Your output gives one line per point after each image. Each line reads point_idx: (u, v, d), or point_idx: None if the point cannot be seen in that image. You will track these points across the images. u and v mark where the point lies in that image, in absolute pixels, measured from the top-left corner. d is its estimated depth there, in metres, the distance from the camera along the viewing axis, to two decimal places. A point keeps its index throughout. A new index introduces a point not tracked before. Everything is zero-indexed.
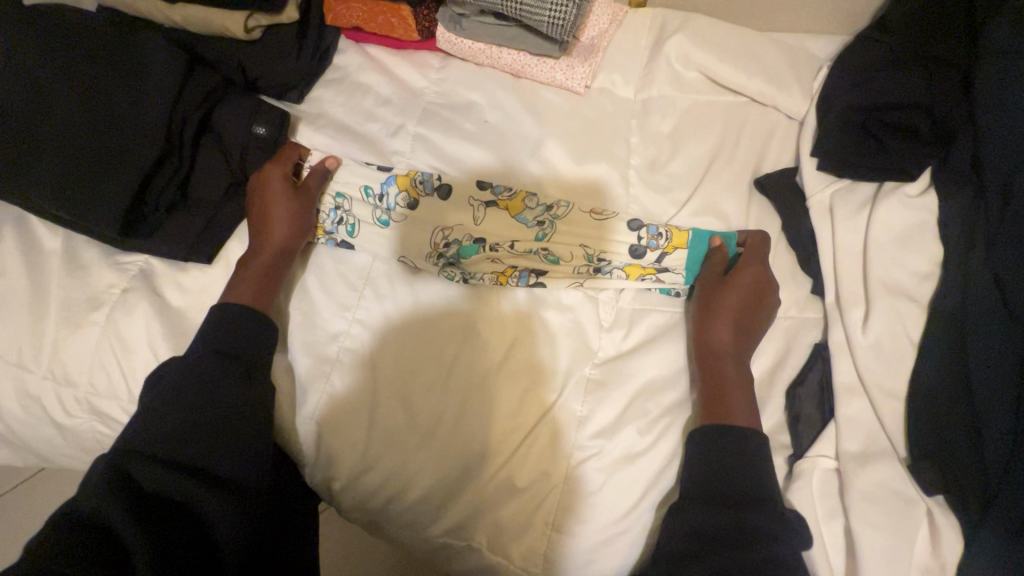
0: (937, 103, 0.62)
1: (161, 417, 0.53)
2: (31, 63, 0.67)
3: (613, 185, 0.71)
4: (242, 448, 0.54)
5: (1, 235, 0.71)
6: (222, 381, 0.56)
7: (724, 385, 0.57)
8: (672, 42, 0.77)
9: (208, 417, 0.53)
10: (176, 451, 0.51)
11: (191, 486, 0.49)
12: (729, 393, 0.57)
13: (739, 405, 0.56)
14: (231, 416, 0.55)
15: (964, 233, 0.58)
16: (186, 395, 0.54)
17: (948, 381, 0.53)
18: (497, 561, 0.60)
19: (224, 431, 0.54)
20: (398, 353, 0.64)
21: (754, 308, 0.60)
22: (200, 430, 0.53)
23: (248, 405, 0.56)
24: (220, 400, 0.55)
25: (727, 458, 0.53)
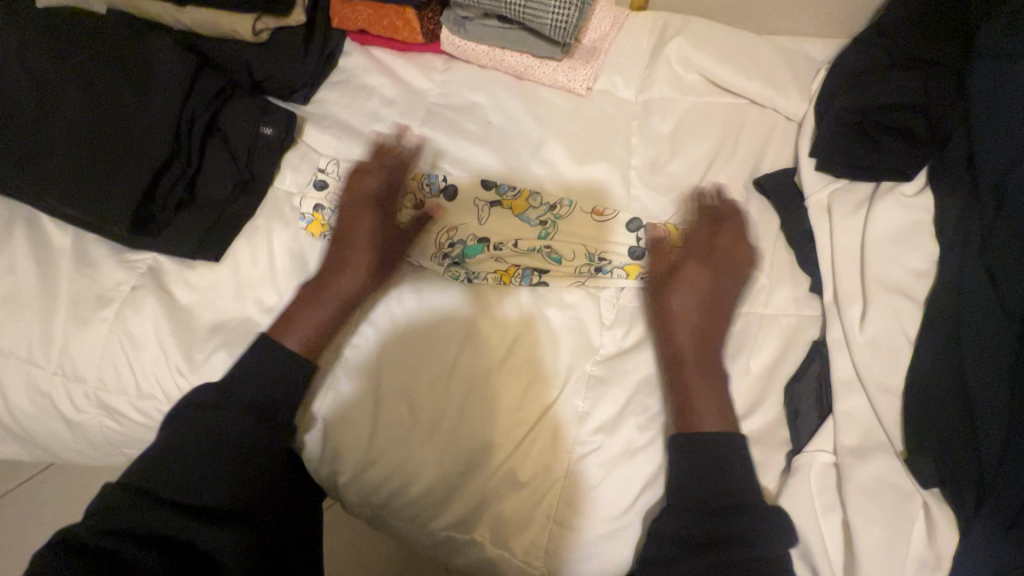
0: (933, 104, 0.63)
1: (163, 452, 0.57)
2: (41, 63, 0.68)
3: (614, 185, 0.72)
4: (248, 482, 0.57)
5: (12, 233, 0.72)
6: (228, 416, 0.59)
7: (690, 385, 0.60)
8: (672, 44, 0.78)
9: (213, 450, 0.57)
10: (186, 484, 0.55)
11: (193, 520, 0.54)
12: (694, 391, 0.59)
13: (708, 403, 0.59)
14: (235, 449, 0.58)
15: (960, 232, 0.59)
16: (181, 430, 0.58)
17: (944, 377, 0.54)
18: (500, 554, 0.61)
19: (227, 465, 0.57)
20: (401, 351, 0.65)
21: (716, 305, 0.63)
22: (205, 463, 0.56)
23: (255, 435, 0.59)
24: (224, 435, 0.58)
25: (708, 466, 0.56)
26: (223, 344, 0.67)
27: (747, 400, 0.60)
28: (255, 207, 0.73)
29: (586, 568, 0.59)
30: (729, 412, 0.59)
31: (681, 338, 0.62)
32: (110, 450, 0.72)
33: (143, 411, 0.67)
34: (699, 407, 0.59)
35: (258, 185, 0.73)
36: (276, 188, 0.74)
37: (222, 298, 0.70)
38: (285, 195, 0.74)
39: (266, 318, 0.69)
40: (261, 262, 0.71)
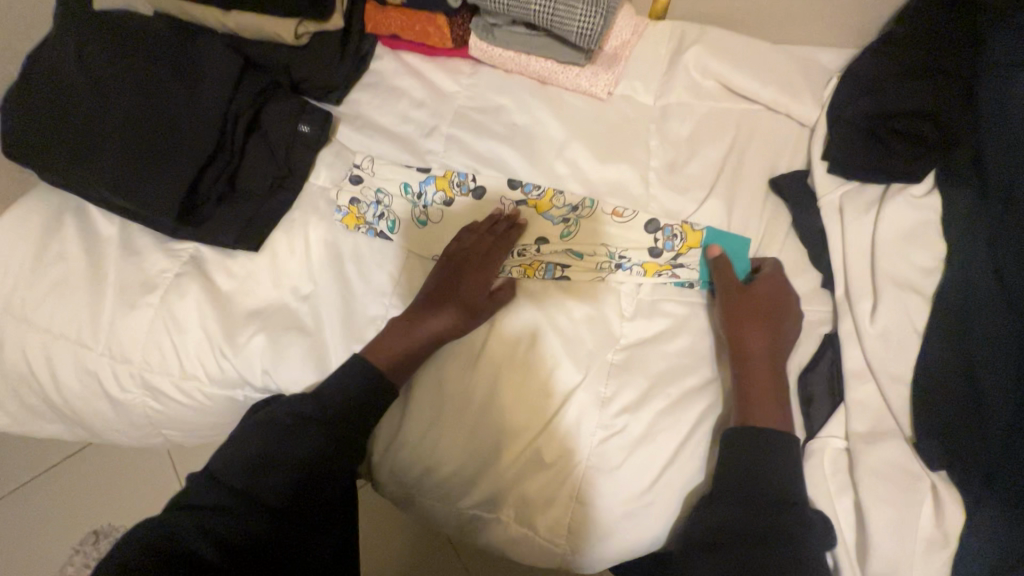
0: (941, 111, 0.66)
1: (233, 447, 0.61)
2: (96, 62, 0.73)
3: (634, 185, 0.75)
4: (295, 488, 0.59)
5: (63, 222, 0.76)
6: (290, 423, 0.62)
7: (756, 391, 0.61)
8: (691, 52, 0.82)
9: (268, 452, 0.60)
10: (238, 481, 0.58)
11: (247, 511, 0.57)
12: (757, 397, 0.60)
13: (767, 409, 0.60)
14: (287, 452, 0.60)
15: (967, 231, 0.61)
16: (252, 433, 0.61)
17: (951, 366, 0.57)
18: (523, 533, 0.64)
19: (277, 469, 0.59)
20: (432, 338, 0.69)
21: (778, 319, 0.64)
22: (259, 464, 0.59)
23: (308, 440, 0.61)
24: (281, 440, 0.61)
25: (761, 463, 0.57)
26: (262, 329, 0.70)
27: None
28: (292, 201, 0.76)
29: (605, 546, 0.62)
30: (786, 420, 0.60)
31: (757, 349, 0.62)
32: (150, 430, 0.76)
33: (185, 391, 0.71)
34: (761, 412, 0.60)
35: (295, 179, 0.77)
36: (312, 184, 0.78)
37: (261, 287, 0.73)
38: (320, 190, 0.78)
39: (302, 305, 0.72)
40: (297, 252, 0.74)
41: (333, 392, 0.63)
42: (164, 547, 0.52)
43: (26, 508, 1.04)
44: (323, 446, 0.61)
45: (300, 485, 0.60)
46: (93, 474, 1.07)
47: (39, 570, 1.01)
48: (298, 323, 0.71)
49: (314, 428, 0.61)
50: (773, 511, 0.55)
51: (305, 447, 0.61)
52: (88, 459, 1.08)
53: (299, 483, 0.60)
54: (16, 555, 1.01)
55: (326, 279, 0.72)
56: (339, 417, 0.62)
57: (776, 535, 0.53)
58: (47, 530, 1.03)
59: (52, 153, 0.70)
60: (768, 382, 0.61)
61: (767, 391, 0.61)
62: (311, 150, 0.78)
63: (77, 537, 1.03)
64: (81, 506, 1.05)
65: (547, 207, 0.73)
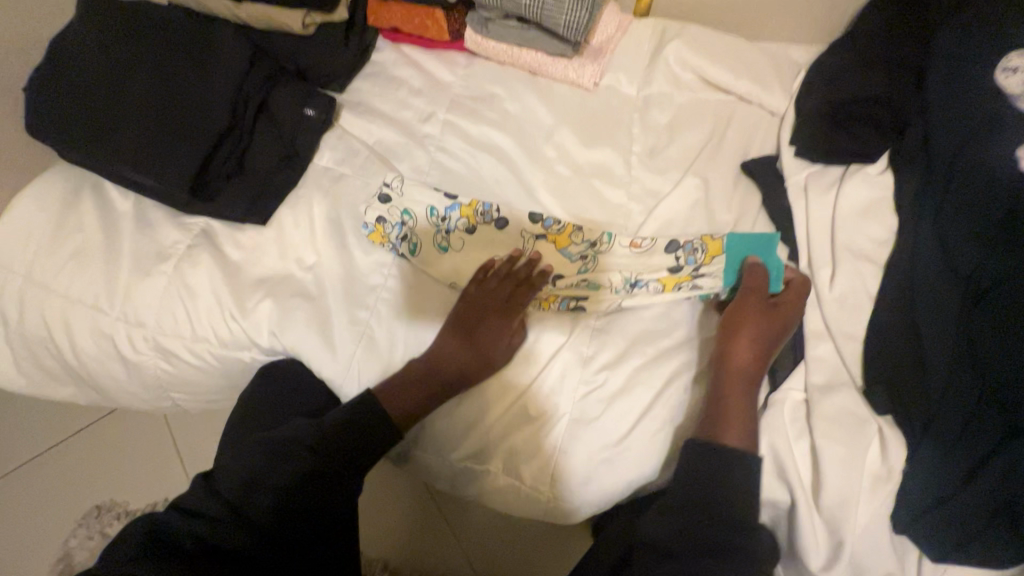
0: (896, 99, 0.73)
1: (236, 459, 0.63)
2: (117, 46, 0.78)
3: (617, 167, 0.81)
4: (283, 502, 0.60)
5: (81, 195, 0.81)
6: (287, 442, 0.64)
7: (730, 403, 0.62)
8: (671, 47, 0.88)
9: (259, 470, 0.61)
10: (231, 493, 0.60)
11: (238, 521, 0.58)
12: (732, 411, 0.62)
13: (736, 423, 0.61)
14: (278, 467, 0.62)
15: (915, 205, 0.68)
16: (255, 445, 0.64)
17: (899, 325, 0.63)
18: (510, 482, 0.69)
19: (267, 486, 0.61)
20: (429, 307, 0.75)
21: (773, 344, 0.66)
22: (255, 478, 0.61)
23: (298, 459, 0.63)
24: (273, 457, 0.63)
25: (714, 474, 0.59)
26: (269, 296, 0.75)
27: None
28: (297, 179, 0.81)
29: (585, 490, 0.67)
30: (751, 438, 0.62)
31: (735, 367, 0.64)
32: (160, 392, 0.81)
33: (196, 353, 0.76)
34: (730, 426, 0.62)
35: (301, 160, 0.82)
36: (316, 163, 0.83)
37: (268, 258, 0.78)
38: (323, 169, 0.82)
39: (306, 275, 0.77)
40: (302, 227, 0.79)
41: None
42: (156, 543, 0.54)
43: (38, 478, 1.09)
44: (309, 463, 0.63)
45: (288, 501, 0.61)
46: (98, 448, 1.10)
47: (42, 540, 1.04)
48: (303, 291, 0.76)
49: (302, 450, 0.63)
50: (719, 528, 0.55)
51: (294, 466, 0.62)
52: (96, 433, 1.12)
53: (287, 500, 0.61)
54: (23, 524, 1.05)
55: (329, 252, 0.78)
56: (330, 441, 0.65)
57: (718, 553, 0.54)
58: (53, 503, 1.07)
59: (72, 129, 0.75)
60: (741, 400, 0.63)
61: (740, 407, 0.62)
62: (316, 132, 0.83)
63: (81, 511, 1.06)
64: (85, 482, 1.08)
65: (566, 241, 0.74)
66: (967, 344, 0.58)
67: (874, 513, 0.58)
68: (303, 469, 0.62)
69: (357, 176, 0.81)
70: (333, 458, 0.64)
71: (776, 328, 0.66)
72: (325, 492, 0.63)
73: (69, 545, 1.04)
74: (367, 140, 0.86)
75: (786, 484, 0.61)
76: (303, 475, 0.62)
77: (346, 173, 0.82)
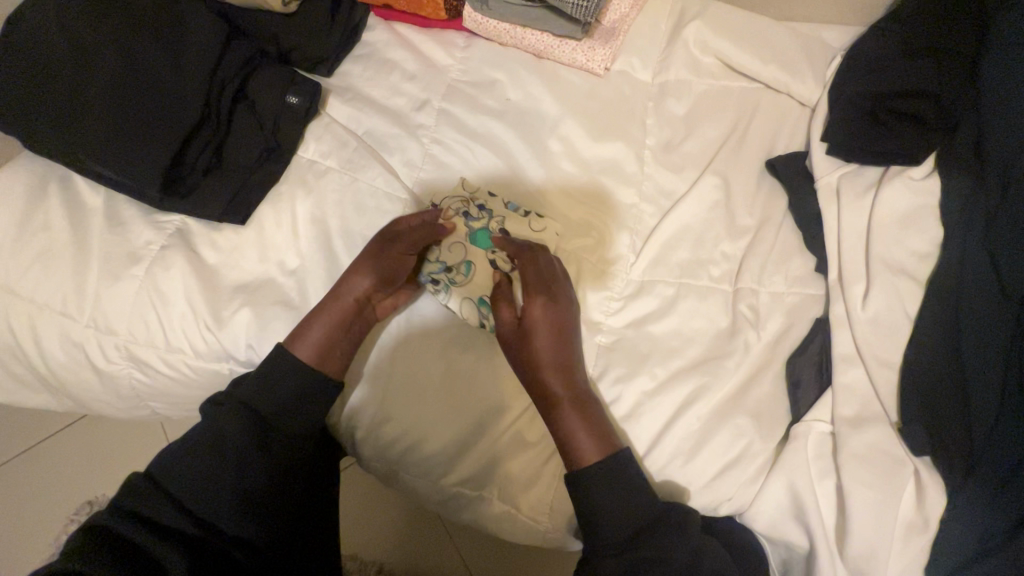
0: (946, 94, 0.65)
1: (193, 447, 0.58)
2: (75, 24, 0.70)
3: (628, 164, 0.74)
4: (246, 504, 0.57)
5: (47, 190, 0.74)
6: (242, 428, 0.59)
7: (565, 415, 0.59)
8: (691, 27, 0.80)
9: (218, 462, 0.58)
10: (191, 484, 0.57)
11: (199, 510, 0.56)
12: (572, 424, 0.59)
13: (583, 436, 0.59)
14: (235, 466, 0.58)
15: (964, 214, 0.61)
16: (214, 438, 0.59)
17: (941, 354, 0.57)
18: (505, 510, 0.65)
19: (228, 487, 0.57)
20: (433, 333, 0.67)
21: (561, 340, 0.61)
22: (216, 469, 0.57)
23: (256, 448, 0.59)
24: (225, 451, 0.58)
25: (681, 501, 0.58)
26: (247, 303, 0.70)
27: (754, 367, 0.63)
28: (279, 173, 0.75)
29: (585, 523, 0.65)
30: (612, 439, 0.60)
31: (553, 376, 0.60)
32: (137, 401, 0.77)
33: (170, 363, 0.71)
34: (580, 436, 0.59)
35: (282, 153, 0.76)
36: (299, 157, 0.76)
37: (247, 261, 0.72)
38: (307, 163, 0.75)
39: (288, 280, 0.72)
40: (284, 227, 0.73)
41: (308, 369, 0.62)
42: (105, 538, 0.51)
43: (19, 479, 1.05)
44: (270, 456, 0.60)
45: (257, 489, 0.58)
46: (86, 444, 1.07)
47: (31, 540, 1.02)
48: (285, 298, 0.71)
49: (258, 442, 0.59)
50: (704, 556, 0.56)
51: (261, 455, 0.59)
52: (82, 430, 1.08)
53: (256, 484, 0.58)
54: (10, 525, 1.02)
55: (312, 255, 0.72)
56: (292, 430, 0.62)
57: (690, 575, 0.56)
58: (42, 500, 1.04)
59: (29, 122, 0.68)
60: (567, 410, 0.59)
61: (577, 418, 0.59)
62: (298, 121, 0.76)
63: (72, 507, 1.04)
64: (73, 480, 1.05)
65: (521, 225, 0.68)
66: (1016, 383, 0.52)
67: (908, 563, 0.53)
68: (266, 474, 0.59)
69: (343, 170, 0.74)
70: (299, 437, 0.62)
71: (554, 318, 0.61)
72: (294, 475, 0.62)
73: (59, 543, 1.01)
74: (356, 131, 0.79)
75: (803, 526, 0.57)
76: (265, 479, 0.59)
77: (332, 168, 0.75)
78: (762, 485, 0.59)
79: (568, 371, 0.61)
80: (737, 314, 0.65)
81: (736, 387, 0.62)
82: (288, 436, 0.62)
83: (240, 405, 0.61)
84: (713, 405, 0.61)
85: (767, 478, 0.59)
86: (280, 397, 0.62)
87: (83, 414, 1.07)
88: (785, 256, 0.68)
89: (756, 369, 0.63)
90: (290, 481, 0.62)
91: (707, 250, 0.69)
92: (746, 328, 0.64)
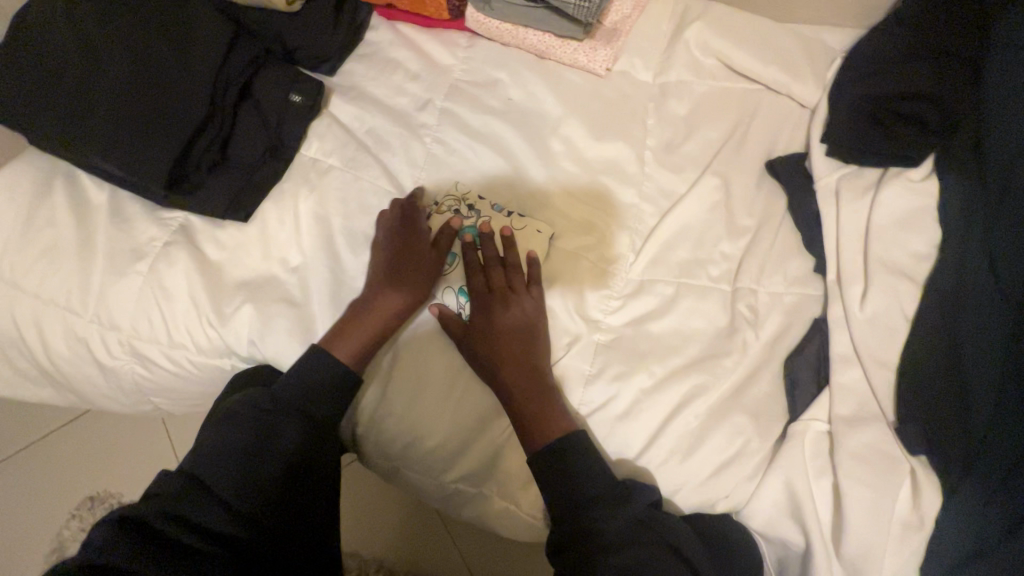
0: (946, 94, 0.65)
1: (222, 442, 0.57)
2: (81, 23, 0.71)
3: (628, 164, 0.74)
4: (279, 493, 0.58)
5: (52, 186, 0.75)
6: (267, 421, 0.60)
7: (527, 401, 0.61)
8: (693, 29, 0.80)
9: (248, 456, 0.57)
10: (221, 479, 0.55)
11: (232, 507, 0.54)
12: (533, 410, 0.61)
13: (543, 420, 0.60)
14: (268, 454, 0.59)
15: (963, 216, 0.61)
16: (241, 433, 0.58)
17: (937, 354, 0.57)
18: (506, 506, 0.66)
19: (262, 474, 0.57)
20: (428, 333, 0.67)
21: (528, 331, 0.64)
22: (247, 462, 0.57)
23: (281, 442, 0.60)
24: (259, 438, 0.59)
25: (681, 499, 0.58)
26: (250, 299, 0.70)
27: (753, 366, 0.63)
28: (282, 171, 0.75)
29: None
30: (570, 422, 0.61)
31: (513, 365, 0.62)
32: (140, 396, 0.77)
33: (173, 359, 0.72)
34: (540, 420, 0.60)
35: (285, 151, 0.76)
36: (303, 155, 0.77)
37: (251, 258, 0.73)
38: (311, 161, 0.76)
39: (291, 277, 0.72)
40: (287, 224, 0.73)
41: (320, 357, 0.63)
42: (139, 533, 0.48)
43: (22, 474, 1.06)
44: (301, 442, 0.61)
45: (285, 482, 0.59)
46: (88, 440, 1.08)
47: (34, 534, 1.02)
48: (287, 295, 0.71)
49: (292, 428, 0.61)
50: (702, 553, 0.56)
51: (287, 448, 0.60)
52: (84, 425, 1.09)
53: (283, 477, 0.59)
54: (13, 519, 1.03)
55: (315, 252, 0.72)
56: (316, 424, 0.63)
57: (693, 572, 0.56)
58: (45, 496, 1.05)
59: (35, 118, 0.68)
60: (527, 395, 0.61)
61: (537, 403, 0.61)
62: (302, 119, 0.77)
63: (74, 503, 1.04)
64: (75, 475, 1.06)
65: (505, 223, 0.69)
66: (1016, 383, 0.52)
67: (903, 561, 0.54)
68: (292, 466, 0.60)
69: (346, 169, 0.75)
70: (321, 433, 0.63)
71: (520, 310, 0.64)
72: (316, 470, 0.63)
73: (62, 538, 1.02)
74: (358, 129, 0.79)
75: (800, 524, 0.58)
76: (294, 470, 0.60)
77: (335, 166, 0.75)
78: (759, 484, 0.60)
79: (535, 360, 0.63)
80: (735, 314, 0.66)
81: (734, 386, 0.62)
82: (311, 430, 0.63)
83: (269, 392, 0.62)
84: (711, 404, 0.62)
85: (765, 476, 0.59)
86: (302, 390, 0.63)
87: (88, 409, 1.08)
88: (784, 256, 0.69)
89: (754, 368, 0.63)
90: (312, 475, 0.62)
91: (706, 249, 0.69)
92: (744, 327, 0.65)
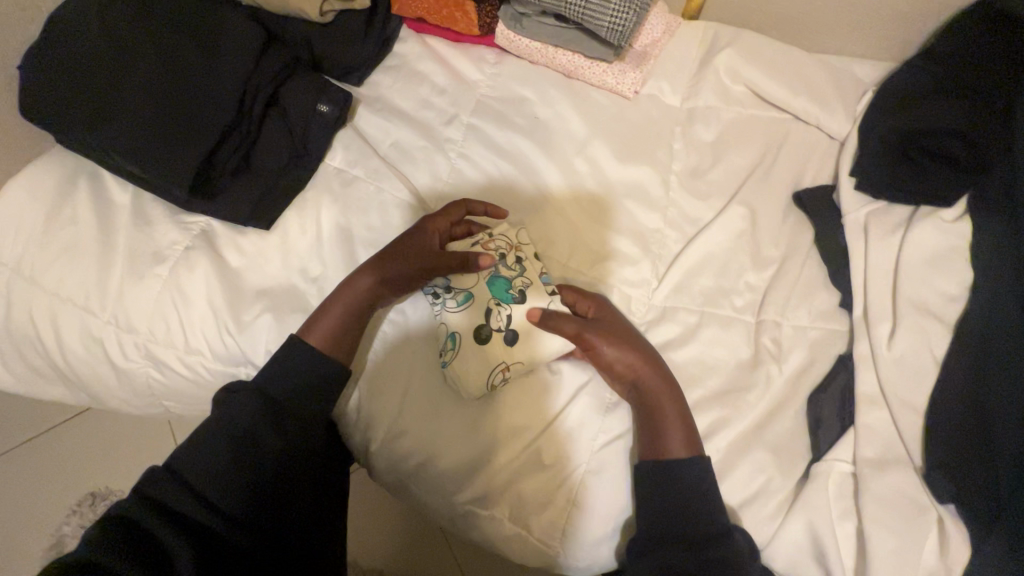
0: (977, 130, 0.65)
1: (206, 439, 0.58)
2: (114, 23, 0.71)
3: (653, 188, 0.74)
4: (264, 489, 0.58)
5: (77, 185, 0.75)
6: (252, 418, 0.59)
7: (656, 416, 0.59)
8: (723, 55, 0.80)
9: (231, 453, 0.57)
10: (202, 476, 0.56)
11: (214, 503, 0.55)
12: (668, 421, 0.59)
13: (673, 432, 0.59)
14: (250, 451, 0.58)
15: (995, 259, 0.60)
16: (223, 430, 0.58)
17: (966, 399, 0.57)
18: (516, 531, 0.64)
19: (247, 478, 0.57)
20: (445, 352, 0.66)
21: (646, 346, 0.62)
22: (229, 459, 0.57)
23: (264, 439, 0.59)
24: (242, 442, 0.58)
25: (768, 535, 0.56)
26: (269, 308, 0.70)
27: (775, 401, 0.62)
28: (307, 180, 0.75)
29: (599, 551, 0.63)
30: (693, 436, 0.60)
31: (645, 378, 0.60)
32: (153, 400, 0.77)
33: (188, 364, 0.71)
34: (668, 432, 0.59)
35: (309, 160, 0.76)
36: (327, 164, 0.77)
37: (270, 266, 0.72)
38: (335, 171, 0.76)
39: (310, 286, 0.72)
40: (309, 234, 0.73)
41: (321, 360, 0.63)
42: (121, 528, 0.50)
43: (23, 469, 1.05)
44: (287, 440, 0.60)
45: (271, 480, 0.58)
46: (90, 437, 1.08)
47: (33, 530, 1.01)
48: (306, 305, 0.71)
49: (270, 431, 0.59)
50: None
51: (272, 445, 0.59)
52: (86, 423, 1.08)
53: (265, 474, 0.58)
54: (13, 515, 1.02)
55: (336, 263, 0.72)
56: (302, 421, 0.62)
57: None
58: (45, 492, 1.04)
59: (65, 115, 0.69)
60: (655, 406, 0.59)
61: (671, 414, 0.59)
62: (328, 129, 0.77)
63: (75, 498, 1.03)
64: (77, 471, 1.05)
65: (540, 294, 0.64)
66: None
67: None
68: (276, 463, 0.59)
69: (370, 181, 0.75)
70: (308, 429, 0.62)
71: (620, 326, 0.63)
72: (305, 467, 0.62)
73: (61, 534, 1.01)
74: (384, 141, 0.79)
75: (823, 568, 0.56)
76: (280, 467, 0.59)
77: (359, 177, 0.75)
78: (780, 524, 0.58)
79: (659, 371, 0.61)
80: (759, 347, 0.65)
81: (757, 421, 0.61)
82: (298, 427, 0.61)
83: (253, 394, 0.61)
84: (733, 438, 0.61)
85: (787, 517, 0.58)
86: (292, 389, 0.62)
87: (91, 407, 1.08)
88: (810, 289, 0.68)
89: (777, 404, 0.62)
90: (301, 472, 0.61)
91: (731, 278, 0.68)
92: (768, 360, 0.64)
